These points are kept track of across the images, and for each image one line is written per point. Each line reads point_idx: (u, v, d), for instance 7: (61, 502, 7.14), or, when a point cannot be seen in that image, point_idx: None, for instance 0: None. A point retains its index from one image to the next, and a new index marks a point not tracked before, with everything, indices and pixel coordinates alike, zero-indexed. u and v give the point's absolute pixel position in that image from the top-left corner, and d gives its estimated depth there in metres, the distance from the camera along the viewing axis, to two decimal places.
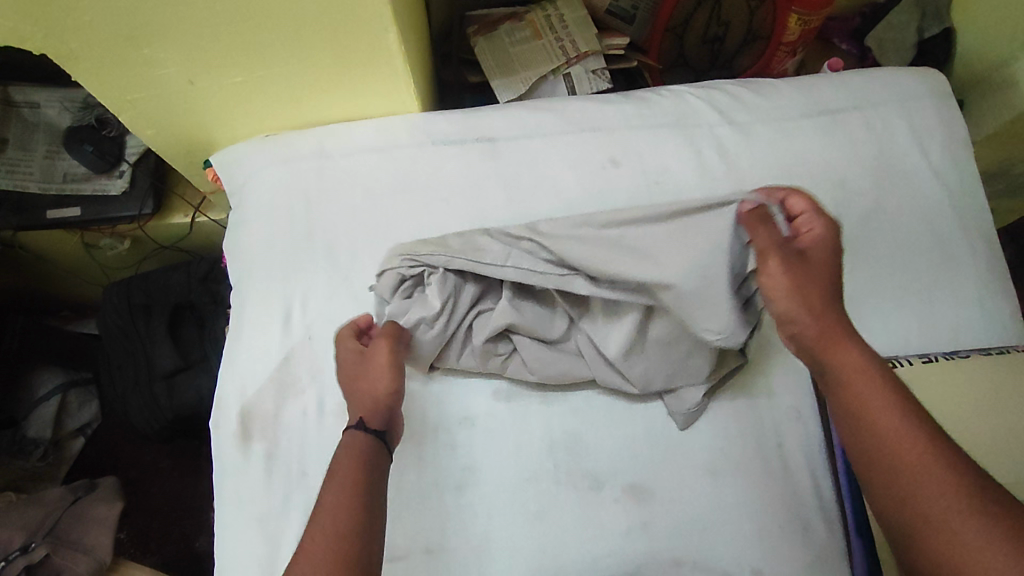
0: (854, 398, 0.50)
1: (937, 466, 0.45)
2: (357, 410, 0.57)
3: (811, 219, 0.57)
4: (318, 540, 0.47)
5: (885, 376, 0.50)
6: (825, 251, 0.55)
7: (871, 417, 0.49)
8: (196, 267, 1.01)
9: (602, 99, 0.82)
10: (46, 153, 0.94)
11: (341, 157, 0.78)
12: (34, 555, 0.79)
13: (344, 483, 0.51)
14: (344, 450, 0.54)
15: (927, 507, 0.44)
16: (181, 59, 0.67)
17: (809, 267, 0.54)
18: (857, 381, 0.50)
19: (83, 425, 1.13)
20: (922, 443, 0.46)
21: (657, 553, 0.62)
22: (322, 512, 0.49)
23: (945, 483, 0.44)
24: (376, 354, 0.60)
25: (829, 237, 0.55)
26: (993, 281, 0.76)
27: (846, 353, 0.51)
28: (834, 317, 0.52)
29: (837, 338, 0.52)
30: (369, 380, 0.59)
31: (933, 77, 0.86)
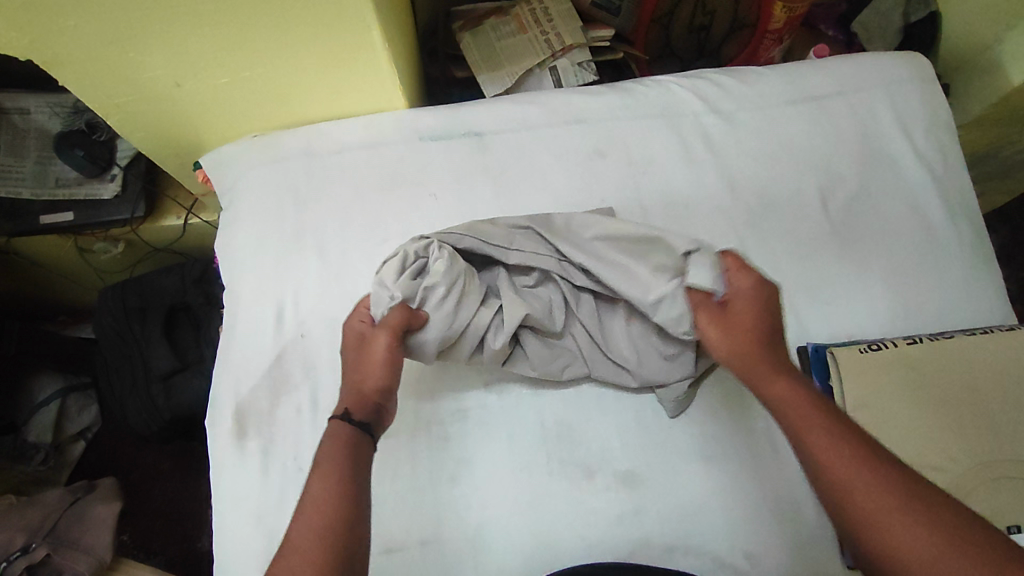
0: (789, 422, 0.51)
1: (865, 471, 0.46)
2: (344, 402, 0.56)
3: (739, 275, 0.62)
4: (304, 539, 0.45)
5: (813, 398, 0.52)
6: (749, 302, 0.60)
7: (800, 436, 0.50)
8: (190, 269, 1.01)
9: (588, 92, 0.83)
10: (37, 159, 0.95)
11: (329, 156, 0.78)
12: (36, 555, 0.80)
13: (327, 477, 0.49)
14: (327, 445, 0.51)
15: (862, 513, 0.44)
16: (166, 63, 0.67)
17: (729, 321, 0.60)
18: (787, 405, 0.52)
19: (83, 429, 1.14)
20: (849, 450, 0.47)
21: (649, 539, 0.63)
22: (304, 512, 0.47)
23: (875, 485, 0.45)
24: (375, 345, 0.59)
25: (754, 293, 0.60)
26: (979, 263, 0.77)
27: (776, 385, 0.54)
28: (759, 358, 0.56)
29: (767, 372, 0.55)
30: (364, 371, 0.58)
31: (916, 61, 0.87)
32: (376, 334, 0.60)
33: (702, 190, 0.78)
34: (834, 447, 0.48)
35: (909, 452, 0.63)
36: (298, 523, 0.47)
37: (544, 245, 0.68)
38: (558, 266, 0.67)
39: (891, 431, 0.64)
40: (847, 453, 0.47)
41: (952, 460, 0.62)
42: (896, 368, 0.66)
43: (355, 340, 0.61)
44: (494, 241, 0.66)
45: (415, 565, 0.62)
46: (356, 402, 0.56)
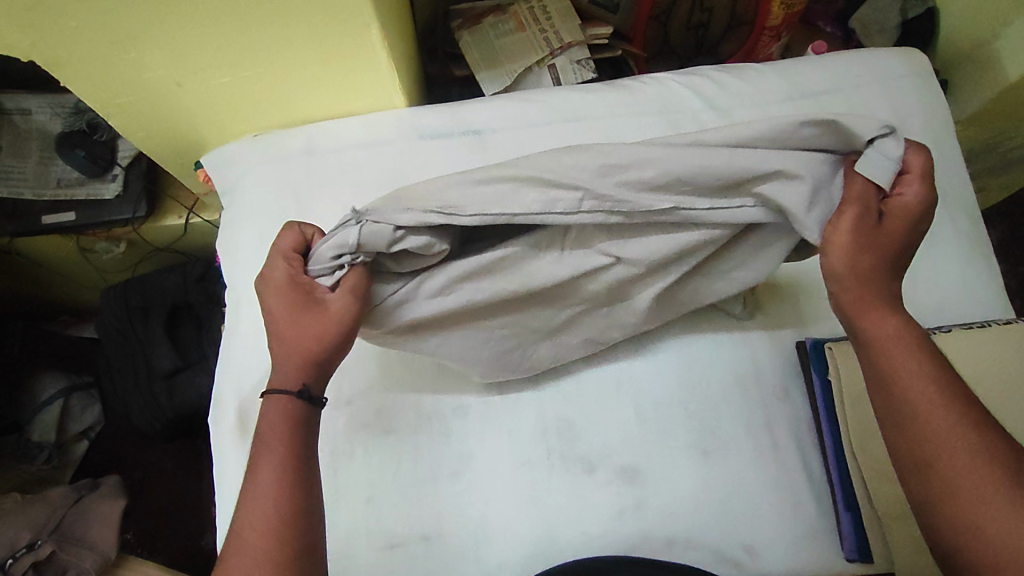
0: (887, 364, 0.50)
1: (962, 435, 0.46)
2: (296, 374, 0.52)
3: (915, 183, 0.51)
4: (257, 531, 0.47)
5: (918, 343, 0.51)
6: (906, 216, 0.51)
7: (899, 382, 0.49)
8: (192, 269, 1.02)
9: (586, 89, 0.83)
10: (40, 159, 0.95)
11: (330, 154, 0.79)
12: (42, 552, 0.80)
13: (276, 463, 0.49)
14: (271, 424, 0.51)
15: (946, 470, 0.46)
16: (168, 63, 0.68)
17: (876, 230, 0.51)
18: (890, 346, 0.50)
19: (86, 429, 1.14)
20: (948, 410, 0.47)
21: (650, 533, 0.64)
22: (251, 502, 0.48)
23: (967, 450, 0.46)
24: (334, 310, 0.53)
25: (915, 208, 0.51)
26: (977, 256, 0.77)
27: (881, 319, 0.51)
28: (873, 283, 0.52)
29: (875, 304, 0.51)
30: (321, 334, 0.52)
31: (913, 56, 0.87)
32: (334, 300, 0.53)
33: None
34: (935, 403, 0.48)
35: None
36: (248, 512, 0.48)
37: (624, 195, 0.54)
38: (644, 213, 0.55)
39: None
40: (946, 413, 0.47)
41: None
42: None
43: (297, 297, 0.53)
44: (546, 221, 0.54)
45: (419, 560, 0.62)
46: (316, 376, 0.53)
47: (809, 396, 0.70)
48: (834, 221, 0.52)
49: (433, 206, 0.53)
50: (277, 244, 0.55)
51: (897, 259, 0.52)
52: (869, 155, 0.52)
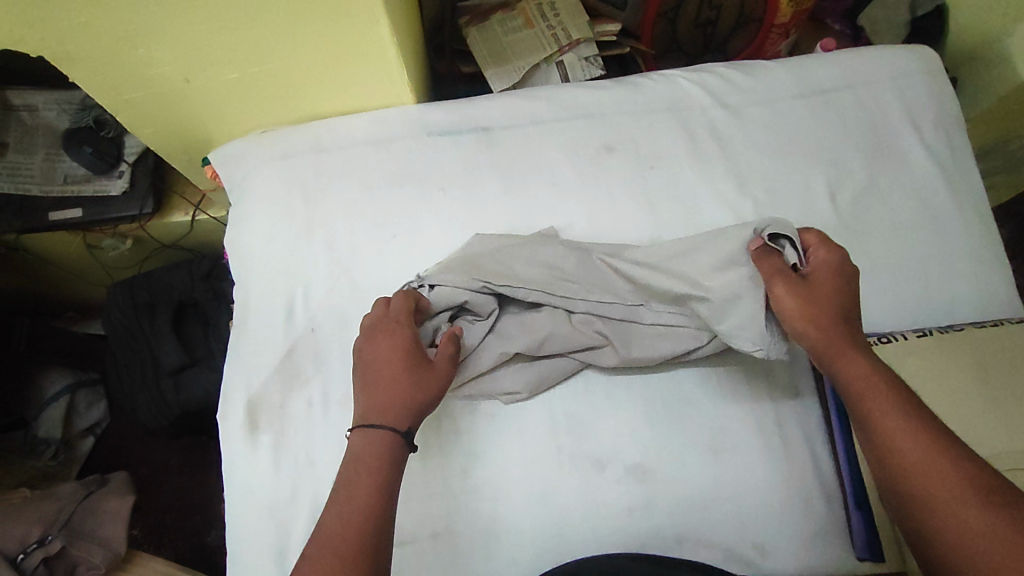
0: (864, 404, 0.52)
1: (945, 464, 0.48)
2: (393, 418, 0.56)
3: (819, 246, 0.60)
4: (341, 541, 0.49)
5: (891, 382, 0.53)
6: (830, 277, 0.58)
7: (875, 419, 0.52)
8: (198, 266, 1.01)
9: (596, 85, 0.83)
10: (46, 155, 0.95)
11: (339, 151, 0.79)
12: (53, 547, 0.80)
13: (371, 482, 0.52)
14: (371, 445, 0.54)
15: (937, 502, 0.47)
16: (177, 57, 0.67)
17: (810, 288, 0.57)
18: (864, 386, 0.53)
19: (92, 425, 1.15)
20: (929, 443, 0.49)
21: (660, 531, 0.64)
22: (341, 513, 0.51)
23: (953, 479, 0.47)
24: (443, 368, 0.60)
25: (828, 265, 0.59)
26: (988, 255, 0.77)
27: (850, 363, 0.54)
28: (833, 330, 0.55)
29: (842, 350, 0.55)
30: (429, 387, 0.58)
31: (924, 54, 0.86)
32: (443, 358, 0.60)
33: (711, 184, 0.78)
34: (912, 439, 0.50)
35: None
36: (334, 522, 0.50)
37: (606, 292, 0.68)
38: (625, 306, 0.68)
39: None
40: (926, 445, 0.49)
41: None
42: (904, 361, 0.67)
43: (411, 352, 0.59)
44: (558, 292, 0.68)
45: (429, 558, 0.63)
46: (412, 424, 0.56)
47: (819, 396, 0.70)
48: (772, 292, 0.58)
49: (477, 277, 0.67)
50: (401, 306, 0.63)
51: (842, 308, 0.56)
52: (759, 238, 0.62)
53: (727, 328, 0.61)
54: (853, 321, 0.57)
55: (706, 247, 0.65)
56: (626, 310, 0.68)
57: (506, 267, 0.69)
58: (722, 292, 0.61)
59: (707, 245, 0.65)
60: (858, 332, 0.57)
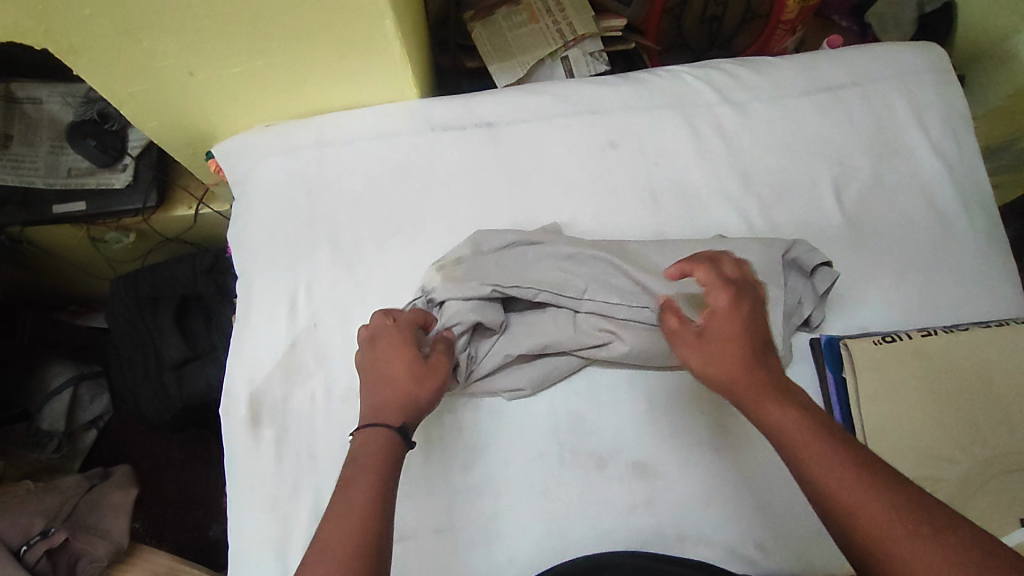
0: (791, 447, 0.48)
1: (875, 500, 0.44)
2: (395, 415, 0.55)
3: (713, 286, 0.55)
4: (343, 543, 0.47)
5: (813, 418, 0.49)
6: (731, 324, 0.53)
7: (805, 462, 0.47)
8: (201, 259, 1.03)
9: (600, 81, 0.82)
10: (50, 148, 0.95)
11: (341, 145, 0.78)
12: (55, 540, 0.80)
13: (371, 482, 0.50)
14: (370, 446, 0.53)
15: (875, 544, 0.43)
16: (181, 50, 0.67)
17: (708, 346, 0.53)
18: (786, 430, 0.49)
19: (94, 418, 1.15)
20: (856, 478, 0.45)
21: (661, 529, 0.64)
22: (342, 516, 0.48)
23: (886, 514, 0.43)
24: (441, 363, 0.60)
25: (725, 309, 0.54)
26: (993, 255, 0.76)
27: (774, 409, 0.50)
28: (747, 377, 0.52)
29: (760, 396, 0.51)
30: (428, 384, 0.58)
31: (933, 51, 0.86)
32: (439, 355, 0.60)
33: (715, 182, 0.78)
34: (841, 477, 0.45)
35: (914, 443, 0.64)
36: (334, 526, 0.48)
37: (615, 291, 0.67)
38: (629, 308, 0.66)
39: (903, 423, 0.65)
40: (851, 482, 0.45)
41: (963, 454, 0.63)
42: (910, 359, 0.67)
43: (406, 348, 0.59)
44: (565, 292, 0.67)
45: (430, 553, 0.62)
46: (413, 419, 0.56)
47: (823, 395, 0.69)
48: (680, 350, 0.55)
49: (491, 281, 0.66)
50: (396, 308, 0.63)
51: (751, 355, 0.52)
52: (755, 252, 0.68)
53: None
54: (769, 359, 0.53)
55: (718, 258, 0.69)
56: (631, 310, 0.66)
57: (513, 266, 0.69)
58: None
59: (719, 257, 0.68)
60: (776, 366, 0.53)
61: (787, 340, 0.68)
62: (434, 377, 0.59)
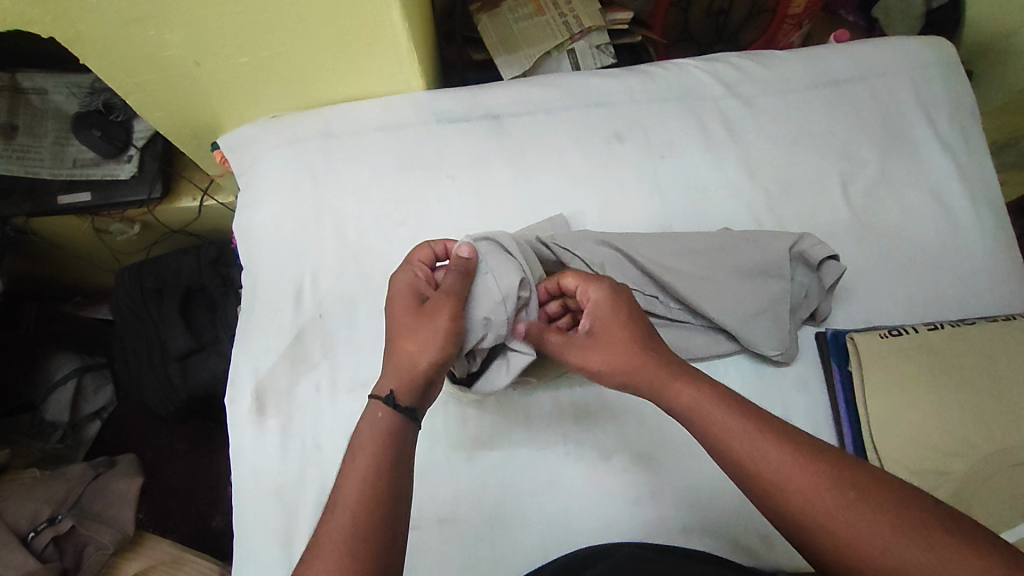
0: (709, 429, 0.49)
1: (802, 472, 0.45)
2: (391, 380, 0.53)
3: (586, 287, 0.58)
4: (336, 538, 0.45)
5: (719, 394, 0.50)
6: (612, 313, 0.56)
7: (725, 444, 0.48)
8: (206, 251, 1.03)
9: (607, 74, 0.82)
10: (56, 139, 0.95)
11: (348, 136, 0.78)
12: (62, 526, 0.80)
13: (364, 471, 0.48)
14: (365, 431, 0.51)
15: (811, 518, 0.44)
16: (189, 39, 0.67)
17: (601, 343, 0.55)
18: (700, 411, 0.50)
19: (99, 409, 1.15)
20: (776, 452, 0.46)
21: (666, 520, 0.64)
22: (336, 510, 0.47)
23: (816, 484, 0.45)
24: (439, 309, 0.56)
25: (601, 304, 0.56)
26: (1000, 250, 0.76)
27: (684, 390, 0.51)
28: (651, 369, 0.53)
29: (670, 377, 0.52)
30: (422, 338, 0.55)
31: (940, 45, 0.85)
32: (439, 300, 0.57)
33: (721, 175, 0.78)
34: (762, 453, 0.46)
35: (920, 436, 0.64)
36: (331, 521, 0.47)
37: (635, 272, 0.69)
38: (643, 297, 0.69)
39: (909, 415, 0.65)
40: (773, 457, 0.46)
41: (973, 446, 0.62)
42: (915, 352, 0.67)
43: (407, 302, 0.57)
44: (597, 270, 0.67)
45: (435, 543, 0.63)
46: (406, 381, 0.53)
47: (828, 388, 0.69)
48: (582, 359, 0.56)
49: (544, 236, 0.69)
50: (410, 257, 0.62)
51: (644, 348, 0.54)
52: (760, 243, 0.70)
53: (753, 339, 0.67)
54: (660, 345, 0.55)
55: (729, 249, 0.70)
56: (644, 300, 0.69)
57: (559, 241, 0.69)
58: (743, 304, 0.68)
59: (728, 249, 0.70)
60: (671, 352, 0.55)
61: (793, 333, 0.69)
62: (433, 324, 0.55)
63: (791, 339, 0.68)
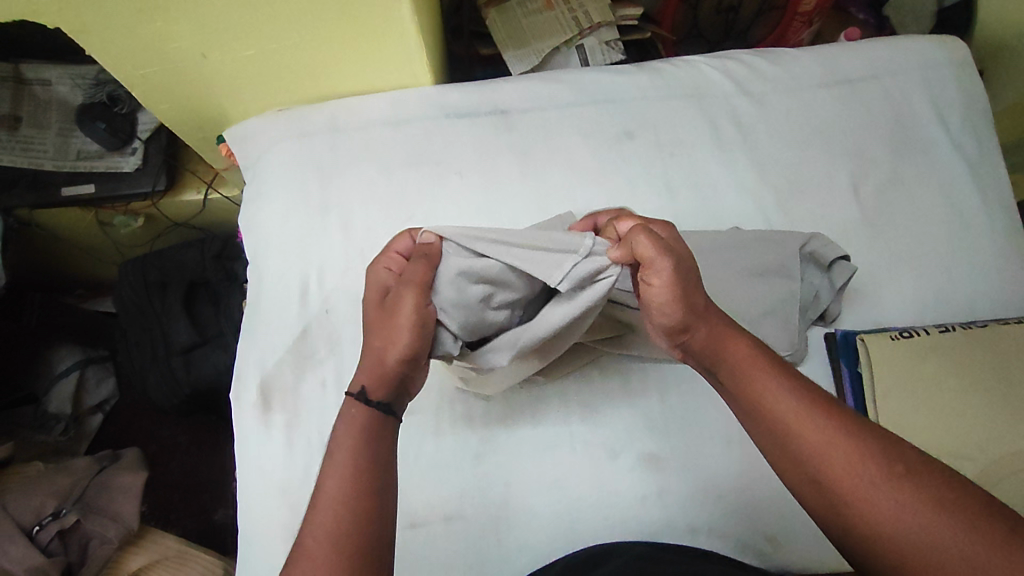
0: (750, 390, 0.48)
1: (844, 441, 0.44)
2: (363, 375, 0.53)
3: (662, 225, 0.55)
4: (322, 543, 0.45)
5: (764, 356, 0.50)
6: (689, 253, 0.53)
7: (767, 404, 0.47)
8: (210, 245, 1.02)
9: (617, 70, 0.81)
10: (59, 130, 0.94)
11: (355, 131, 0.78)
12: (67, 521, 0.81)
13: (344, 470, 0.48)
14: (341, 432, 0.50)
15: (853, 489, 0.43)
16: (195, 32, 0.66)
17: (687, 272, 0.51)
18: (744, 372, 0.49)
19: (101, 401, 1.15)
20: (820, 419, 0.45)
21: (672, 520, 0.63)
22: (320, 512, 0.46)
23: (859, 455, 0.43)
24: (404, 304, 0.53)
25: (677, 239, 0.54)
26: (1011, 251, 0.76)
27: (731, 350, 0.50)
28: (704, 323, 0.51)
29: (724, 334, 0.51)
30: (388, 334, 0.53)
31: (954, 45, 0.85)
32: (400, 288, 0.55)
33: (732, 174, 0.77)
34: (807, 416, 0.46)
35: (929, 434, 0.64)
36: (315, 520, 0.46)
37: None
38: None
39: (919, 417, 0.65)
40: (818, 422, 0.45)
41: (980, 449, 0.63)
42: (926, 354, 0.66)
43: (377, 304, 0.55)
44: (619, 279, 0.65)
45: (440, 541, 0.62)
46: (376, 380, 0.52)
47: (837, 389, 0.69)
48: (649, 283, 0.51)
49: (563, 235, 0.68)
50: (388, 246, 0.59)
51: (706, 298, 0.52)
52: (769, 244, 0.69)
53: (764, 340, 0.67)
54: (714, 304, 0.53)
55: (741, 249, 0.69)
56: None
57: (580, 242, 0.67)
58: (754, 307, 0.67)
59: (738, 249, 0.69)
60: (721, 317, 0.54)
61: (803, 333, 0.69)
62: (407, 323, 0.53)
63: (802, 338, 0.68)
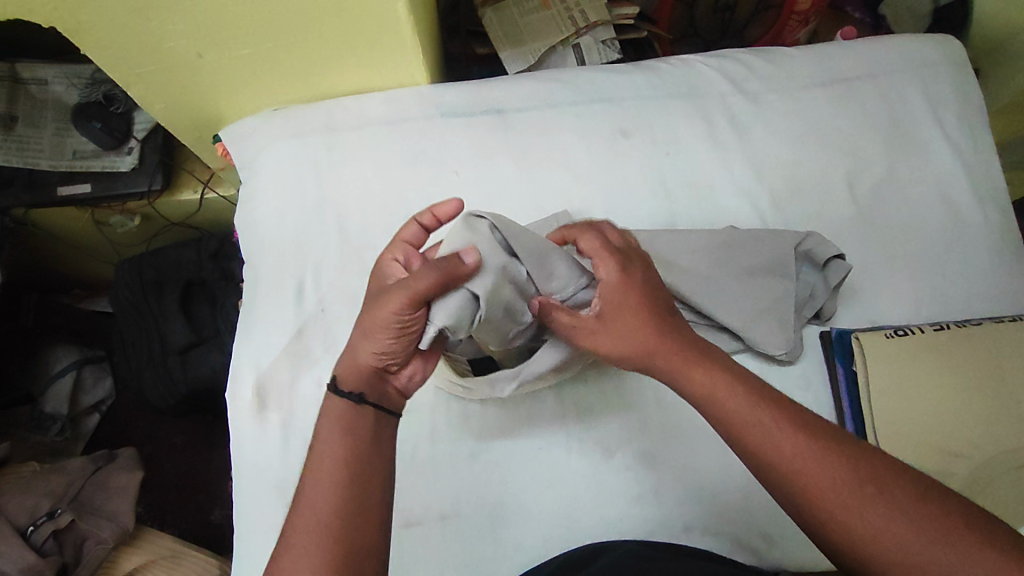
0: (727, 417, 0.48)
1: (819, 463, 0.45)
2: (340, 364, 0.53)
3: (600, 262, 0.55)
4: (310, 529, 0.46)
5: (732, 379, 0.50)
6: (628, 294, 0.53)
7: (743, 433, 0.47)
8: (207, 244, 1.02)
9: (613, 69, 0.81)
10: (55, 130, 0.94)
11: (351, 131, 0.78)
12: (61, 521, 0.81)
13: (333, 454, 0.49)
14: (331, 419, 0.51)
15: (831, 511, 0.44)
16: (191, 31, 0.66)
17: (616, 326, 0.53)
18: (718, 401, 0.49)
19: (98, 401, 1.15)
20: (794, 445, 0.46)
21: (667, 518, 0.63)
22: (305, 500, 0.47)
23: (836, 477, 0.44)
24: (389, 300, 0.50)
25: (613, 282, 0.54)
26: (1005, 250, 0.76)
27: (703, 377, 0.50)
28: (669, 354, 0.52)
29: (693, 363, 0.51)
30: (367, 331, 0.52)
31: (949, 44, 0.85)
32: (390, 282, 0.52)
33: (727, 173, 0.77)
34: (781, 443, 0.46)
35: (923, 433, 0.64)
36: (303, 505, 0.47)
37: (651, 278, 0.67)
38: None
39: (913, 416, 0.65)
40: (793, 447, 0.46)
41: (974, 447, 0.63)
42: (921, 353, 0.66)
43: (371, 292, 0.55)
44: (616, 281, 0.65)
45: (435, 540, 0.62)
46: (348, 371, 0.52)
47: (832, 388, 0.69)
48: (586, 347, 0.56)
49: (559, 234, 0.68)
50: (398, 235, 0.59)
51: (659, 331, 0.52)
52: (764, 243, 0.69)
53: (757, 339, 0.67)
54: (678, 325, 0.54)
55: (736, 247, 0.69)
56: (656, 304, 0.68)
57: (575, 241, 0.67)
58: (748, 306, 0.67)
59: (733, 247, 0.69)
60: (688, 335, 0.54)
61: (798, 332, 0.69)
62: (387, 322, 0.50)
63: (796, 338, 0.68)
